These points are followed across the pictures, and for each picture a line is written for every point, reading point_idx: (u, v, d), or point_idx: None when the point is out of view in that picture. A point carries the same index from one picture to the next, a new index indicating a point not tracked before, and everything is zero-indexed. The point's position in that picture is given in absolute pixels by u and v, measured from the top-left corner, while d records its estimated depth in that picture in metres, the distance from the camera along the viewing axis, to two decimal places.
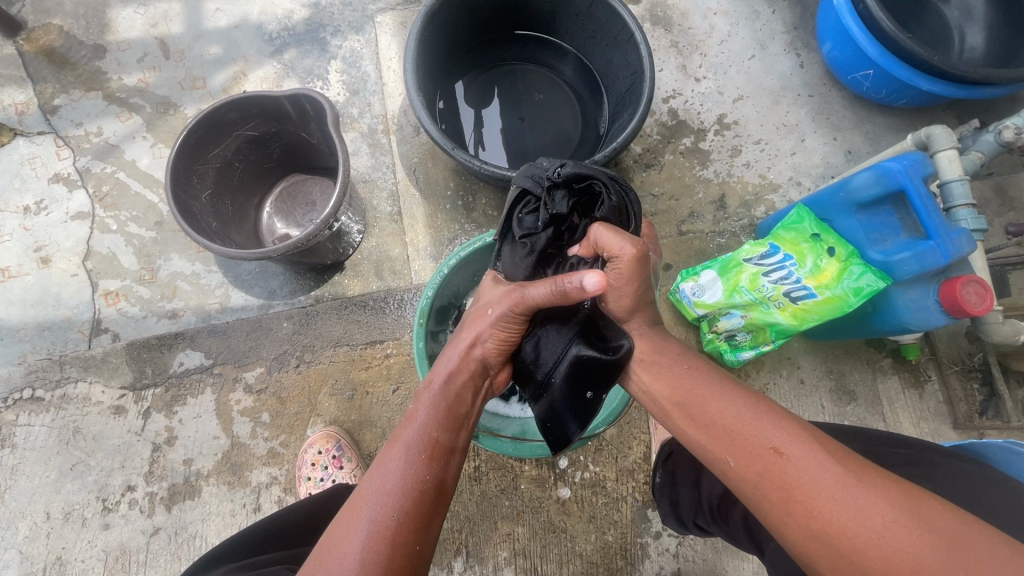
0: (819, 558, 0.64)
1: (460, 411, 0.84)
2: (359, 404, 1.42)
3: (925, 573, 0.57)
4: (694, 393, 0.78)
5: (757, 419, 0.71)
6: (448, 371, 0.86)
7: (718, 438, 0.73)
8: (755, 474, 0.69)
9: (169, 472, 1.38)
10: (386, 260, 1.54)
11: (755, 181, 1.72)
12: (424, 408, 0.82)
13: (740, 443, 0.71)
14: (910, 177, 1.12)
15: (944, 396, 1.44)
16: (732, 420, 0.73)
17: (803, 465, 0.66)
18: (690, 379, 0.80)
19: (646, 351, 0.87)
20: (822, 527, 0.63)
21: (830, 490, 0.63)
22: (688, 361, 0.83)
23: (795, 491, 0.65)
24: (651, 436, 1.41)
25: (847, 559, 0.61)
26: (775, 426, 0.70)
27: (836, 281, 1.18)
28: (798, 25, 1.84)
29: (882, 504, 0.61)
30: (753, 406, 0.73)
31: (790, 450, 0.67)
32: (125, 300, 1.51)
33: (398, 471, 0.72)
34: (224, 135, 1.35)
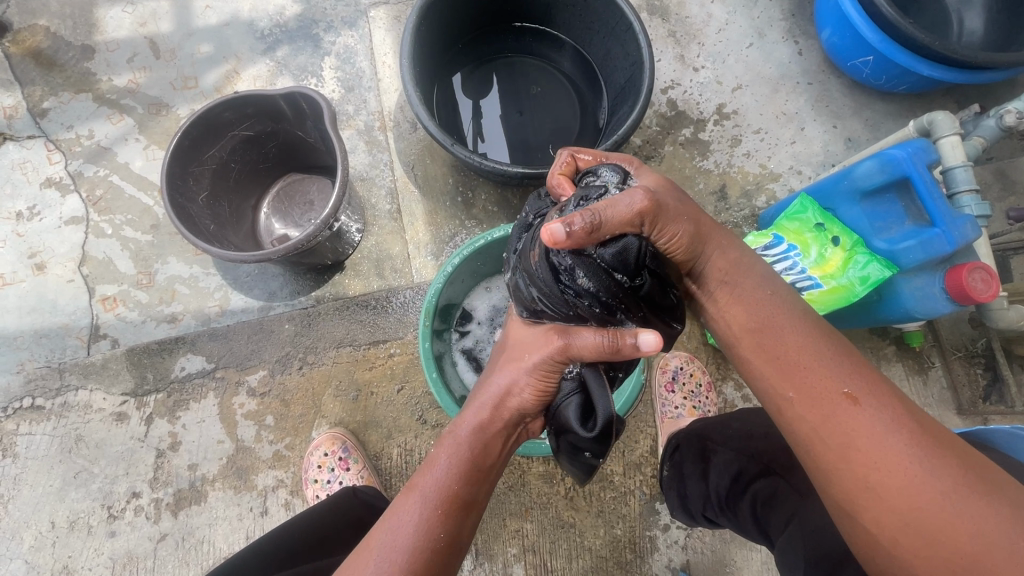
0: (868, 506, 0.66)
1: (483, 463, 0.82)
2: (364, 405, 1.41)
3: (971, 531, 0.61)
4: (773, 323, 0.76)
5: (831, 364, 0.71)
6: (474, 422, 0.85)
7: (786, 372, 0.73)
8: (821, 417, 0.69)
9: (174, 478, 1.37)
10: (386, 259, 1.52)
11: (756, 171, 1.71)
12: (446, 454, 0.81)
13: (813, 384, 0.71)
14: (914, 165, 1.11)
15: (948, 381, 1.44)
16: (804, 359, 0.72)
17: (871, 415, 0.67)
18: (770, 308, 0.77)
19: (724, 267, 0.80)
20: (881, 476, 0.65)
21: (893, 444, 0.65)
22: (769, 289, 0.80)
23: (854, 432, 0.67)
24: (657, 429, 1.40)
25: (900, 511, 0.64)
26: (851, 376, 0.70)
27: (841, 271, 1.18)
28: (796, 11, 1.83)
29: (939, 461, 0.64)
30: (830, 352, 0.72)
31: (863, 400, 0.68)
32: (123, 305, 1.49)
33: (416, 523, 0.73)
34: (219, 135, 1.33)
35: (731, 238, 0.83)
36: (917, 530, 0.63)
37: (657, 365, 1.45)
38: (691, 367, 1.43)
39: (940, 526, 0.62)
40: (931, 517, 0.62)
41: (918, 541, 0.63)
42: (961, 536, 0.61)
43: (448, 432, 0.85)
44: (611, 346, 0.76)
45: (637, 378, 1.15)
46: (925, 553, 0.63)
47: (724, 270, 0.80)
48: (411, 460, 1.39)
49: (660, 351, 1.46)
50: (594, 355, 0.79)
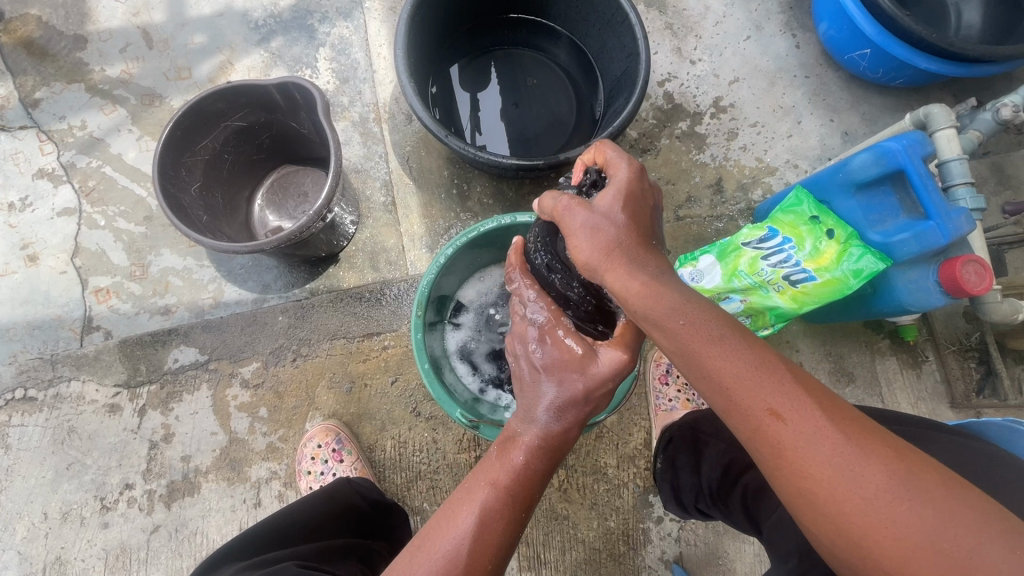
0: (806, 515, 0.61)
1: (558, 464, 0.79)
2: (358, 397, 1.41)
3: (912, 542, 0.54)
4: (690, 343, 0.67)
5: (757, 376, 0.64)
6: (555, 418, 0.78)
7: (711, 387, 0.67)
8: (750, 429, 0.64)
9: (167, 470, 1.37)
10: (380, 251, 1.52)
11: (752, 165, 1.71)
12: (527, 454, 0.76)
13: (736, 400, 0.64)
14: (909, 157, 1.11)
15: (942, 375, 1.44)
16: (728, 371, 0.65)
17: (798, 428, 0.61)
18: (686, 325, 0.68)
19: (638, 299, 0.71)
20: (811, 486, 0.59)
21: (822, 453, 0.59)
22: (687, 315, 0.68)
23: (779, 444, 0.62)
24: (651, 422, 1.40)
25: (834, 523, 0.58)
26: (775, 388, 0.63)
27: (835, 263, 1.18)
28: (794, 4, 1.82)
29: (875, 472, 0.57)
30: (756, 361, 0.65)
31: (789, 413, 0.62)
32: (117, 297, 1.49)
33: (498, 524, 0.70)
34: (212, 126, 1.32)
35: (652, 263, 0.74)
36: (856, 543, 0.57)
37: (652, 357, 1.46)
38: None
39: (876, 540, 0.56)
40: (866, 531, 0.56)
41: (856, 554, 0.58)
42: (897, 550, 0.55)
43: (528, 426, 0.79)
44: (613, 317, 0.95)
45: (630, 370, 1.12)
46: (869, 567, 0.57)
47: (637, 302, 0.71)
48: (404, 452, 1.39)
49: (655, 343, 1.47)
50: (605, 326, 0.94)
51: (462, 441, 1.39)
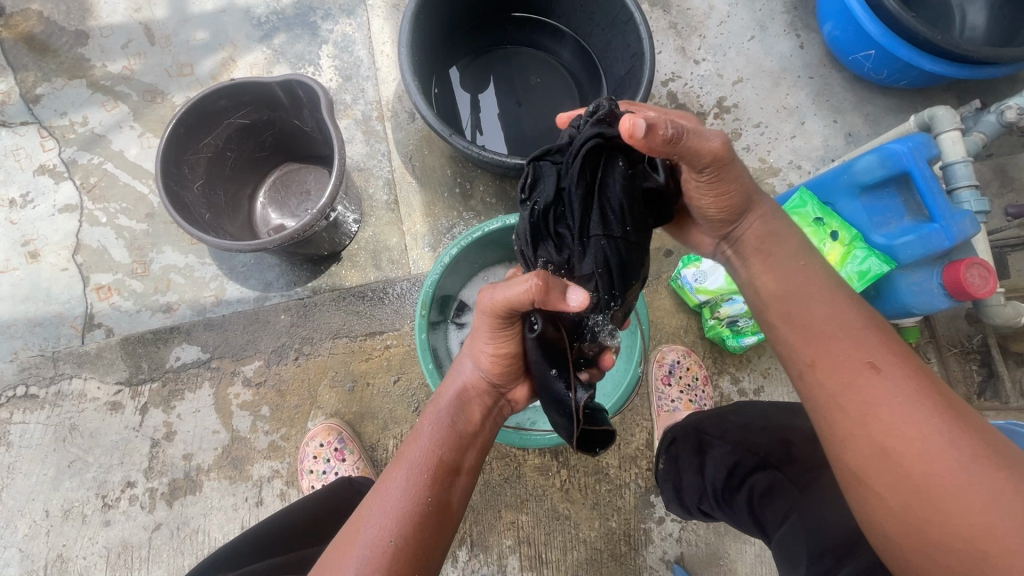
0: (880, 473, 0.65)
1: (464, 433, 0.83)
2: (360, 396, 1.41)
3: (993, 503, 0.59)
4: (803, 294, 0.79)
5: (861, 336, 0.72)
6: (452, 392, 0.87)
7: (811, 339, 0.75)
8: (840, 381, 0.70)
9: (169, 468, 1.37)
10: (383, 250, 1.52)
11: (756, 165, 1.70)
12: (427, 426, 0.83)
13: (838, 350, 0.72)
14: (914, 159, 1.11)
15: (944, 378, 1.44)
16: (833, 327, 0.74)
17: (895, 384, 0.67)
18: (805, 282, 0.80)
19: (758, 241, 0.85)
20: (898, 440, 0.64)
21: (918, 412, 0.65)
22: (805, 266, 0.82)
23: (874, 395, 0.67)
24: (653, 422, 1.41)
25: (914, 477, 0.63)
26: (878, 347, 0.71)
27: (839, 266, 1.18)
28: (798, 5, 1.81)
29: (963, 434, 0.63)
30: (858, 323, 0.74)
31: (887, 368, 0.69)
32: (118, 295, 1.48)
33: (400, 493, 0.73)
34: (215, 123, 1.31)
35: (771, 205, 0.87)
36: (934, 503, 0.61)
37: (654, 357, 1.44)
38: (688, 360, 1.42)
39: (957, 499, 0.60)
40: (949, 485, 0.61)
41: (931, 510, 0.61)
42: (976, 504, 0.59)
43: (430, 404, 0.87)
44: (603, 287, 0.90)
45: (633, 372, 1.10)
46: (941, 528, 0.61)
47: (755, 245, 0.85)
48: None
49: (657, 344, 1.45)
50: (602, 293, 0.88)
51: None
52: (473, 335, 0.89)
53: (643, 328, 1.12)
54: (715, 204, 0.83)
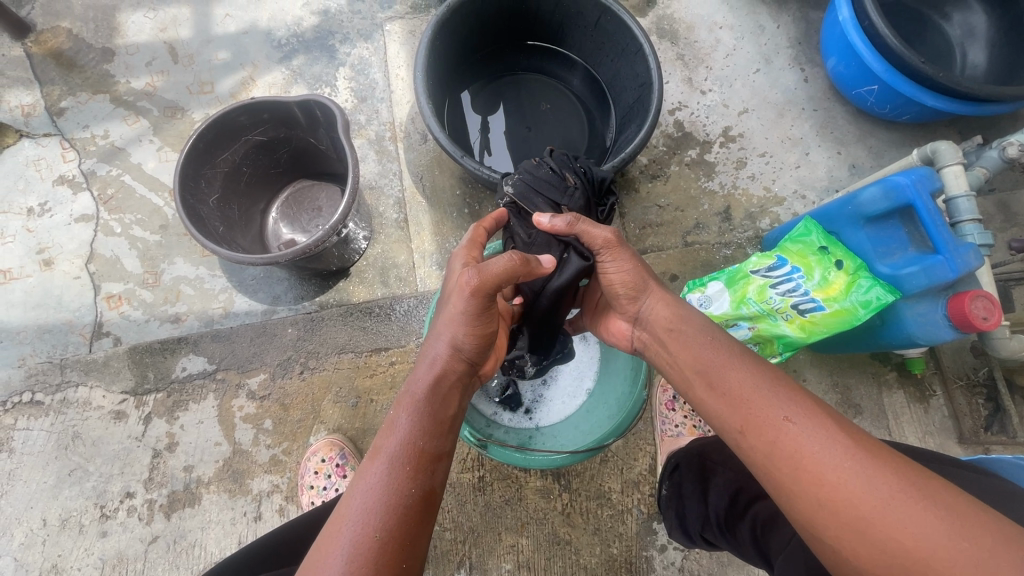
0: (826, 526, 0.63)
1: (444, 414, 0.77)
2: (363, 412, 1.39)
3: (931, 543, 0.57)
4: (712, 360, 0.79)
5: (767, 391, 0.72)
6: (429, 374, 0.79)
7: (729, 402, 0.75)
8: (764, 444, 0.69)
9: (169, 479, 1.34)
10: (391, 267, 1.54)
11: (760, 194, 1.73)
12: (404, 414, 0.75)
13: (751, 410, 0.72)
14: (917, 192, 1.12)
15: (950, 410, 1.44)
16: (745, 388, 0.74)
17: (809, 433, 0.67)
18: (705, 347, 0.81)
19: (671, 320, 0.88)
20: (829, 490, 0.63)
21: (835, 458, 0.64)
22: (709, 331, 0.84)
23: (795, 453, 0.67)
24: (656, 448, 1.39)
25: (852, 525, 0.61)
26: (784, 399, 0.71)
27: (844, 294, 1.18)
28: (802, 40, 1.87)
29: (887, 476, 0.62)
30: (761, 377, 0.75)
31: (795, 418, 0.69)
32: (128, 304, 1.50)
33: (380, 487, 0.66)
34: (233, 139, 1.35)
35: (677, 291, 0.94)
36: (880, 549, 0.59)
37: (659, 383, 1.45)
38: None
39: (897, 544, 0.58)
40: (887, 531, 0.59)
41: (879, 558, 0.59)
42: (918, 546, 0.57)
43: (404, 388, 0.79)
44: (522, 258, 0.83)
45: (637, 395, 1.08)
46: (891, 574, 0.58)
47: (668, 321, 0.88)
48: None
49: (662, 369, 1.45)
50: (511, 272, 0.81)
51: (465, 460, 1.38)
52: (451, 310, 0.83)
53: None
54: (610, 285, 0.93)
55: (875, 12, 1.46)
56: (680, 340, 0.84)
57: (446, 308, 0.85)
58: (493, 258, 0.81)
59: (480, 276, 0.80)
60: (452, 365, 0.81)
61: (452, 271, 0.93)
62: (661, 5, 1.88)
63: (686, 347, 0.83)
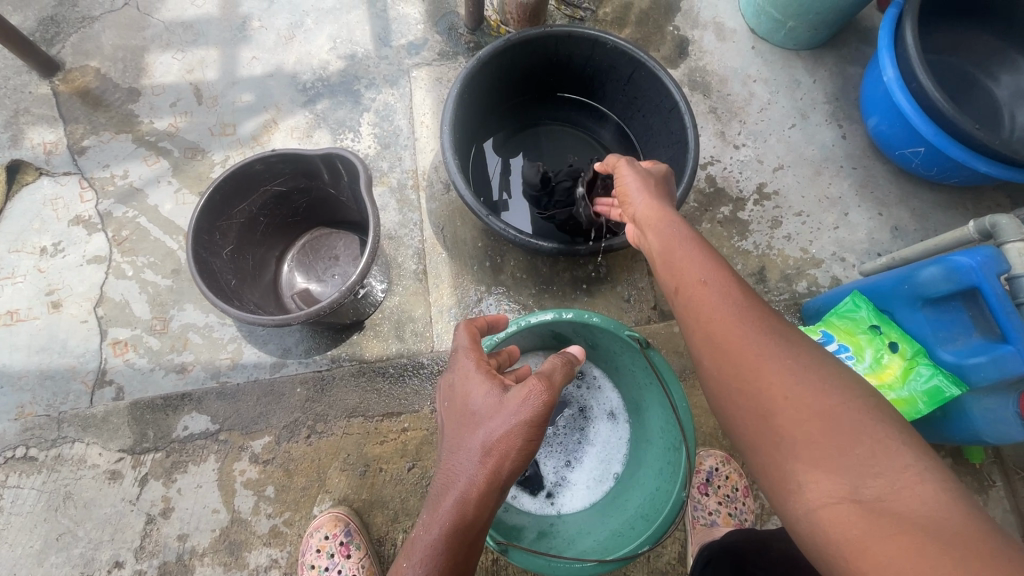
0: (729, 400, 0.70)
1: (465, 569, 0.65)
2: (371, 481, 1.30)
3: (804, 439, 0.62)
4: (678, 252, 0.82)
5: (718, 286, 0.75)
6: (451, 513, 0.66)
7: (680, 285, 0.79)
8: (699, 325, 0.75)
9: (162, 549, 1.25)
10: (407, 321, 1.46)
11: (797, 255, 1.64)
12: (416, 566, 0.63)
13: (697, 298, 0.76)
14: (984, 275, 1.01)
15: (1012, 504, 1.32)
16: (697, 275, 0.78)
17: (743, 329, 0.71)
18: (677, 242, 0.84)
19: (650, 214, 0.91)
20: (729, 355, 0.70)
21: (759, 354, 0.68)
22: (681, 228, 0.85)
23: (712, 319, 0.73)
24: (687, 534, 1.28)
25: (752, 408, 0.67)
26: (731, 297, 0.74)
27: (900, 382, 1.09)
28: (839, 95, 1.81)
29: (802, 380, 0.65)
30: (718, 274, 0.77)
31: (733, 312, 0.72)
32: (134, 352, 1.44)
33: None
34: (251, 190, 1.30)
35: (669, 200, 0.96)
36: (768, 432, 0.65)
37: None
38: (728, 467, 1.31)
39: (780, 431, 0.64)
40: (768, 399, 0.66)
41: (764, 438, 0.65)
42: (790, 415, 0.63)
43: (420, 529, 0.67)
44: (573, 360, 0.81)
45: (677, 498, 0.95)
46: (769, 451, 0.65)
47: (650, 217, 0.91)
48: None
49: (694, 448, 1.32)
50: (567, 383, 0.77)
51: None
52: (489, 429, 0.70)
53: (691, 445, 0.95)
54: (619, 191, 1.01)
55: (923, 73, 1.39)
56: (656, 229, 0.88)
57: (481, 420, 0.72)
58: (551, 365, 0.78)
59: (549, 388, 0.73)
60: (484, 498, 0.67)
61: (471, 376, 0.77)
62: (693, 57, 1.84)
63: (660, 222, 0.88)
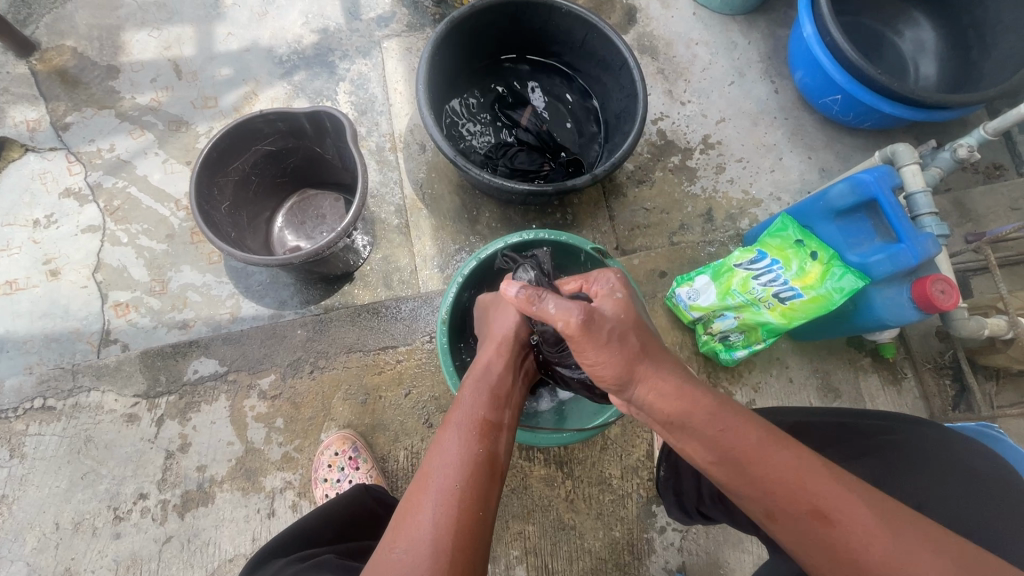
0: (817, 554, 0.68)
1: (503, 393, 0.94)
2: (372, 409, 1.44)
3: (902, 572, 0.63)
4: (690, 415, 0.76)
5: (756, 436, 0.74)
6: (487, 361, 1.00)
7: (723, 454, 0.74)
8: (762, 486, 0.71)
9: (182, 479, 1.37)
10: (395, 270, 1.60)
11: (739, 196, 1.85)
12: (471, 391, 0.93)
13: (741, 457, 0.73)
14: (880, 187, 1.24)
15: (920, 391, 1.56)
16: (717, 423, 0.75)
17: (785, 467, 0.71)
18: (688, 398, 0.77)
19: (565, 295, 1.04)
20: (792, 518, 0.70)
21: (816, 488, 0.69)
22: (683, 374, 0.80)
23: (783, 494, 0.70)
24: (653, 434, 1.47)
25: (837, 549, 0.66)
26: (772, 448, 0.73)
27: (820, 282, 1.28)
28: (771, 55, 2.02)
29: (866, 513, 0.67)
30: (747, 426, 0.75)
31: (775, 455, 0.72)
32: (137, 310, 1.54)
33: (457, 448, 0.82)
34: (244, 150, 1.41)
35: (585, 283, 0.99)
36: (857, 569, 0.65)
37: None
38: None
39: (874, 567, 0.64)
40: (824, 519, 0.68)
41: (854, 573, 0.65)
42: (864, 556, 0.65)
43: (470, 373, 0.97)
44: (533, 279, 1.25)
45: None
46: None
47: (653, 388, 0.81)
48: (417, 463, 1.42)
49: None
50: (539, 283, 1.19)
51: None
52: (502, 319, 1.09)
53: None
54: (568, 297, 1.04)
55: (835, 27, 1.60)
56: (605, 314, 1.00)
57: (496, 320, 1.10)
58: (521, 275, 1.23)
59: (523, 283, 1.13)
60: (505, 355, 1.02)
61: (487, 304, 1.20)
62: (641, 23, 2.01)
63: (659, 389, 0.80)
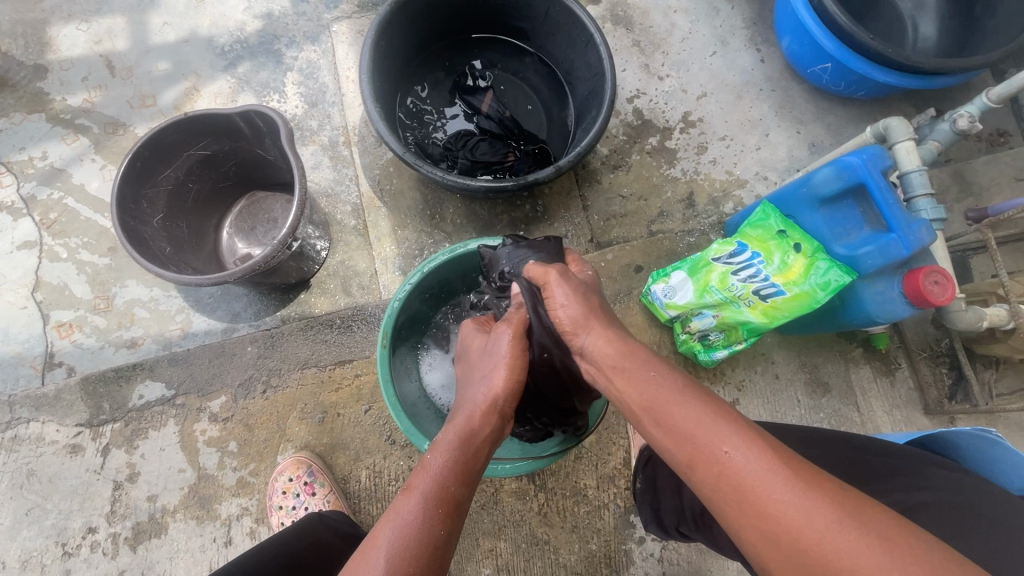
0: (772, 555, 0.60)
1: (475, 466, 0.80)
2: (330, 427, 1.36)
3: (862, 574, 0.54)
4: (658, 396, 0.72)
5: (711, 420, 0.67)
6: (462, 421, 0.84)
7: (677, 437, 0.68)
8: (713, 474, 0.64)
9: (133, 511, 1.30)
10: (353, 275, 1.50)
11: (723, 178, 1.72)
12: (440, 456, 0.78)
13: (691, 444, 0.67)
14: (869, 171, 1.11)
15: (915, 382, 1.47)
16: (682, 417, 0.69)
17: (746, 461, 0.62)
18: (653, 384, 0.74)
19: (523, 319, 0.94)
20: (739, 512, 0.62)
21: (778, 490, 0.60)
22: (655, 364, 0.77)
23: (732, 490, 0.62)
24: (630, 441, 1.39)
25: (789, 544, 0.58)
26: (729, 427, 0.65)
27: (803, 278, 1.17)
28: (756, 20, 1.85)
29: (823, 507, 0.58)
30: (707, 411, 0.68)
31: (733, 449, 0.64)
32: (80, 331, 1.45)
33: (414, 525, 0.69)
34: (175, 156, 1.29)
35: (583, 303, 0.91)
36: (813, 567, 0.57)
37: None
38: None
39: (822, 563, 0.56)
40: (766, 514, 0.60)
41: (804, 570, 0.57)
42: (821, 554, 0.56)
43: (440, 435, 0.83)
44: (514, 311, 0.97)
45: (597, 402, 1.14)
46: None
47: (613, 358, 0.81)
48: (380, 481, 1.35)
49: None
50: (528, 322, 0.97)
51: None
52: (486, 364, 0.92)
53: None
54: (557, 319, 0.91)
55: None
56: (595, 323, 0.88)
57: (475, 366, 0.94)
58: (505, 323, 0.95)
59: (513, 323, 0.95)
60: (484, 417, 0.85)
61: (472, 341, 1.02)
62: None
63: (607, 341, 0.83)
